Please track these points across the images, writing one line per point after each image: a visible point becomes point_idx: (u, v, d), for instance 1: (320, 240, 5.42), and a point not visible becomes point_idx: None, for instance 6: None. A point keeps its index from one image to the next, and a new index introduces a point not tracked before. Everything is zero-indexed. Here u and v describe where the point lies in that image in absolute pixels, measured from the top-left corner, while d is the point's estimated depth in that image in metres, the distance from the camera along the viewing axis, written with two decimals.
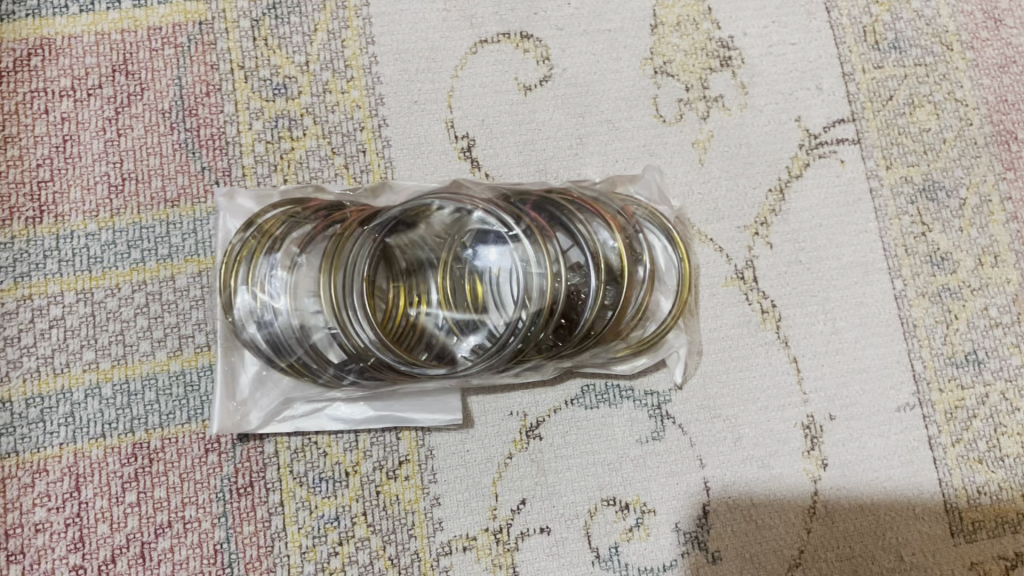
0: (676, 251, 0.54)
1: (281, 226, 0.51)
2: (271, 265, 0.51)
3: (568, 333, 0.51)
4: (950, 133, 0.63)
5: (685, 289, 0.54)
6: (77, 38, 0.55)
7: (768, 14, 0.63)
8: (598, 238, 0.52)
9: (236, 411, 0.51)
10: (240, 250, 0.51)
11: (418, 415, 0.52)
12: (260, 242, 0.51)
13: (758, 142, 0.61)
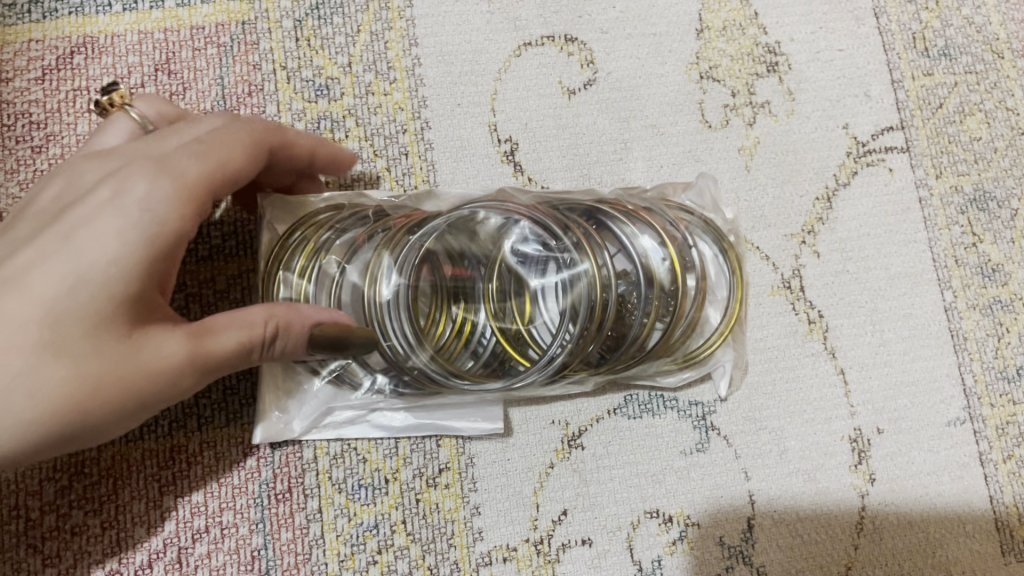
0: (727, 262, 0.54)
1: (326, 231, 0.51)
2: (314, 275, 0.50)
3: (617, 344, 0.50)
4: (1001, 143, 0.61)
5: (736, 303, 0.53)
6: (120, 37, 0.55)
7: (816, 20, 0.62)
8: (647, 249, 0.51)
9: (278, 420, 0.50)
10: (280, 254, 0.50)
11: (459, 423, 0.52)
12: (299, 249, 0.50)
13: (805, 150, 0.60)
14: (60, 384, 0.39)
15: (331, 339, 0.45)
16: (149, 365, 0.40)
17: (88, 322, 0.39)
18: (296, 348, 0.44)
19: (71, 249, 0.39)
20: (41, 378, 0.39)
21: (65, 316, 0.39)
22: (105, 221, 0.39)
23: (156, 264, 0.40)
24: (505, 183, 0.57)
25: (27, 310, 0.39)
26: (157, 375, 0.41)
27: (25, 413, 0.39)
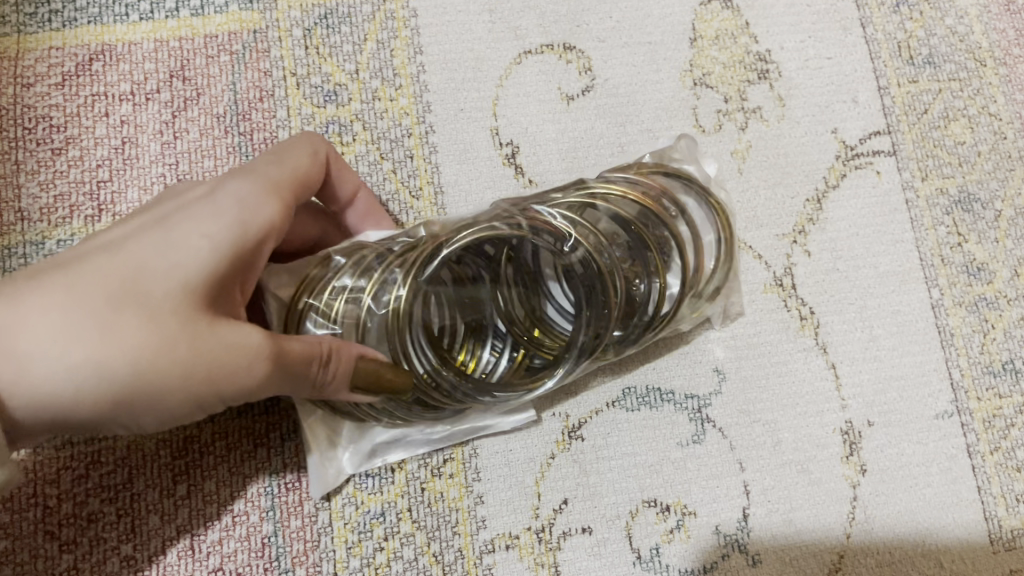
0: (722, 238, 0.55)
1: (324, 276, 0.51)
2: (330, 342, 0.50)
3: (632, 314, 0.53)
4: (984, 147, 0.64)
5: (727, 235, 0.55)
6: (137, 45, 0.57)
7: (804, 29, 0.65)
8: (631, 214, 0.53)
9: (329, 467, 0.52)
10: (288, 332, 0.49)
11: (494, 420, 0.54)
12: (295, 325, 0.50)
13: (795, 153, 0.62)
14: (132, 337, 0.39)
15: (376, 383, 0.46)
16: (224, 346, 0.41)
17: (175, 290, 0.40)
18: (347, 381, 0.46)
19: (169, 226, 0.41)
20: (115, 329, 0.39)
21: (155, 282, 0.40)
22: (203, 209, 0.42)
23: (240, 261, 0.42)
24: (507, 185, 0.59)
25: (118, 265, 0.40)
26: (224, 360, 0.41)
27: (98, 361, 0.39)
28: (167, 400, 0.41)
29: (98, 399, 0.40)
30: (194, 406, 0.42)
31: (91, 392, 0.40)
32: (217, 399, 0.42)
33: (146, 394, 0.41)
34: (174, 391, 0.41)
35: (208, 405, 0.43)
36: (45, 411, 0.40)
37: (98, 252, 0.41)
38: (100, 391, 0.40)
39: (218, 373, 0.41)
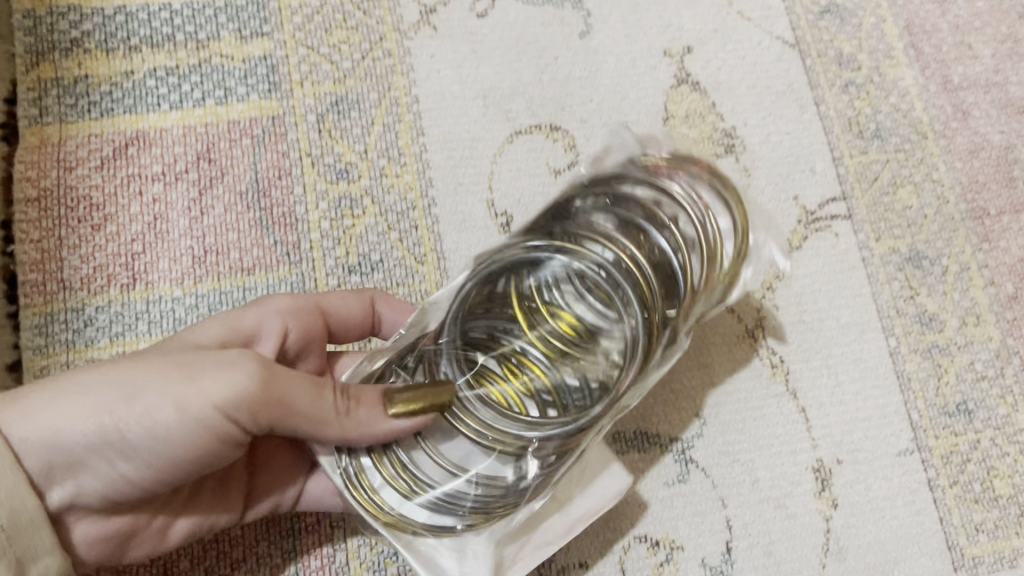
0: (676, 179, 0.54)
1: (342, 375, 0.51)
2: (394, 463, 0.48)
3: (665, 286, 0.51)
4: (929, 210, 0.71)
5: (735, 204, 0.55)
6: (167, 130, 0.64)
7: (765, 108, 0.72)
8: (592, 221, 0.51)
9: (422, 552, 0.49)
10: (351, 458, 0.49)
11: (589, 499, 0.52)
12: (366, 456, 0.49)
13: (761, 218, 0.69)
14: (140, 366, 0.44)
15: (406, 399, 0.45)
16: (225, 361, 0.44)
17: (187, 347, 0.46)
18: (374, 405, 0.45)
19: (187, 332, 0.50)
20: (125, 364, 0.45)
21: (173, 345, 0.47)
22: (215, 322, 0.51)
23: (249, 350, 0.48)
24: None
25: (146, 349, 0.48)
26: (203, 359, 0.44)
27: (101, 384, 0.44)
28: (154, 407, 0.44)
29: (86, 410, 0.44)
30: (181, 419, 0.44)
31: (78, 409, 0.44)
32: (205, 410, 0.44)
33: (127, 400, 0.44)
34: (154, 391, 0.44)
35: (195, 416, 0.44)
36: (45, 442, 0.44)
37: None
38: (89, 402, 0.44)
39: (217, 381, 0.43)
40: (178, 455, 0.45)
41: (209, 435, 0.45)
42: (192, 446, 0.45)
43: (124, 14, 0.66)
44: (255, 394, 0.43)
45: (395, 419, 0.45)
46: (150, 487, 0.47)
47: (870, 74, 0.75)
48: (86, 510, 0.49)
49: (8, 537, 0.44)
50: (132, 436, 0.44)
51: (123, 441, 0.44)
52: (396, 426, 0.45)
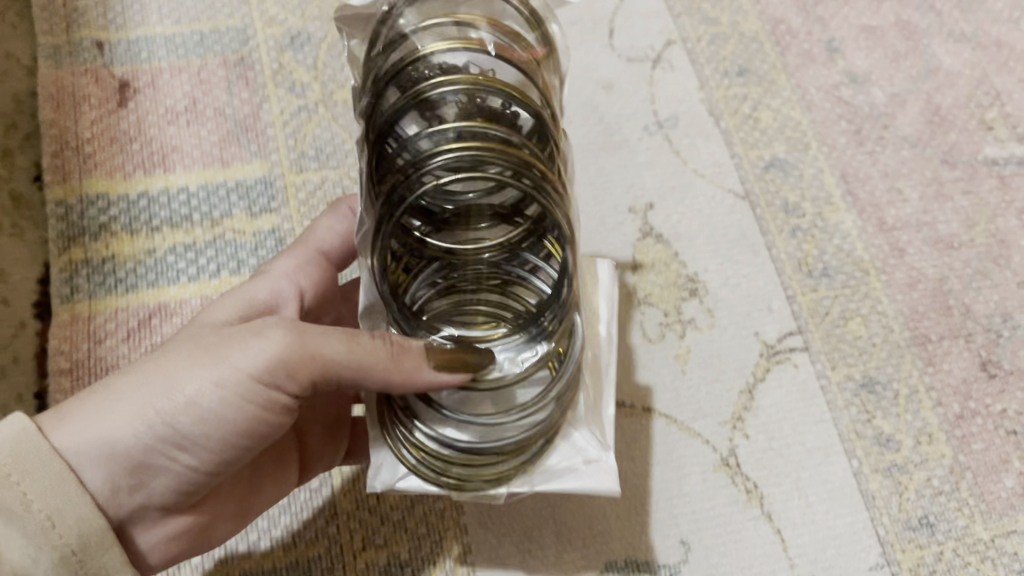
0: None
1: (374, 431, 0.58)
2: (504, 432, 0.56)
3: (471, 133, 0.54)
4: (878, 338, 0.78)
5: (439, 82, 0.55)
6: (186, 301, 0.70)
7: (722, 255, 0.81)
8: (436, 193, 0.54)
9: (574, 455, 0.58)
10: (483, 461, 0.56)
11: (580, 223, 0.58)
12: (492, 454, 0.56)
13: (727, 354, 0.76)
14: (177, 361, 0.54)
15: (448, 358, 0.53)
16: (253, 338, 0.54)
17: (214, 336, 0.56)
18: (417, 358, 0.52)
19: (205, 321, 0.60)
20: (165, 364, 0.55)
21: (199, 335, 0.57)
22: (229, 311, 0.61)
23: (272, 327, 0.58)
24: None
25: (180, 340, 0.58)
26: (230, 345, 0.54)
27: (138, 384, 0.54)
28: (195, 391, 0.53)
29: (133, 412, 0.54)
30: (219, 394, 0.53)
31: (120, 411, 0.54)
32: (243, 380, 0.53)
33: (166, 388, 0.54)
34: (192, 379, 0.54)
35: (233, 389, 0.53)
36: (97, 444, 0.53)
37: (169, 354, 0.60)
38: (136, 400, 0.54)
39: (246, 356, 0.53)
40: (229, 430, 0.55)
41: (246, 405, 0.54)
42: (240, 418, 0.54)
43: (147, 198, 0.74)
44: (281, 356, 0.53)
45: (439, 371, 0.53)
46: (205, 466, 0.56)
47: (814, 219, 0.83)
48: (149, 520, 0.58)
49: (82, 555, 0.53)
50: (183, 420, 0.54)
51: (174, 431, 0.54)
52: (441, 378, 0.53)
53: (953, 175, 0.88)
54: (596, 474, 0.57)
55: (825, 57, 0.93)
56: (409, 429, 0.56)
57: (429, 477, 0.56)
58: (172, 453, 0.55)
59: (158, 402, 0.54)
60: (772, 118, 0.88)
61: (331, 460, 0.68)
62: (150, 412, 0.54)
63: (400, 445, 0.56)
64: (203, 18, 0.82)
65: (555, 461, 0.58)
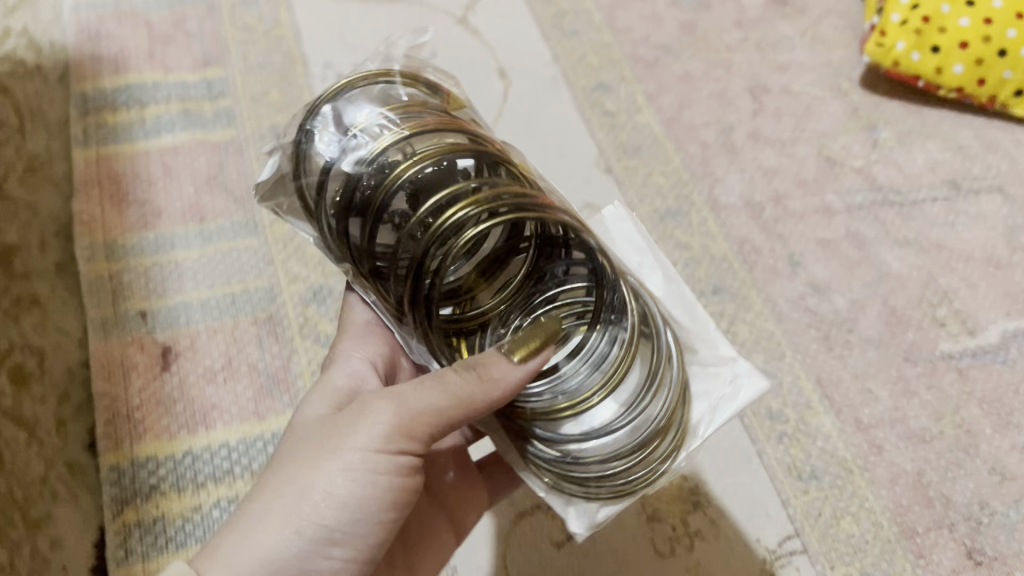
0: (303, 121, 0.68)
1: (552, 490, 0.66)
2: (656, 408, 0.66)
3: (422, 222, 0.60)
4: (870, 535, 0.86)
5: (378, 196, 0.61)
6: None
7: (719, 465, 0.89)
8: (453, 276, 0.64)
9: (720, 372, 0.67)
10: (670, 441, 0.66)
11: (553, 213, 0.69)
12: (667, 437, 0.66)
13: (734, 562, 0.85)
14: (297, 464, 0.60)
15: (518, 349, 0.61)
16: (358, 418, 0.60)
17: (320, 431, 0.62)
18: (499, 364, 0.60)
19: (298, 424, 0.66)
20: (289, 470, 0.60)
21: (304, 438, 0.63)
22: (315, 404, 0.67)
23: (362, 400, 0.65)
24: None
25: (286, 448, 0.64)
26: (346, 434, 0.59)
27: (271, 497, 0.59)
28: (333, 483, 0.58)
29: (279, 523, 0.58)
30: (354, 478, 0.58)
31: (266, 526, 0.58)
32: (367, 456, 0.58)
33: (300, 491, 0.59)
34: (325, 473, 0.59)
35: (365, 469, 0.58)
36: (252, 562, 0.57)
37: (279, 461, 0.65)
38: (279, 512, 0.58)
39: (357, 436, 0.59)
40: (374, 505, 0.59)
41: (379, 482, 0.59)
42: (380, 494, 0.59)
43: (191, 455, 0.81)
44: (395, 423, 0.58)
45: (513, 362, 0.60)
46: (360, 550, 0.60)
47: (797, 424, 0.92)
48: None
49: None
50: (329, 513, 0.58)
51: (323, 527, 0.58)
52: (521, 367, 0.60)
53: (917, 371, 0.97)
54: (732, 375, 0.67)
55: (789, 270, 1.04)
56: (581, 469, 0.66)
57: (625, 491, 0.65)
58: (327, 554, 0.59)
59: (301, 506, 0.58)
60: (748, 331, 0.98)
61: (479, 506, 0.76)
62: (295, 519, 0.58)
63: (584, 485, 0.66)
64: (234, 281, 0.92)
65: (705, 408, 0.67)
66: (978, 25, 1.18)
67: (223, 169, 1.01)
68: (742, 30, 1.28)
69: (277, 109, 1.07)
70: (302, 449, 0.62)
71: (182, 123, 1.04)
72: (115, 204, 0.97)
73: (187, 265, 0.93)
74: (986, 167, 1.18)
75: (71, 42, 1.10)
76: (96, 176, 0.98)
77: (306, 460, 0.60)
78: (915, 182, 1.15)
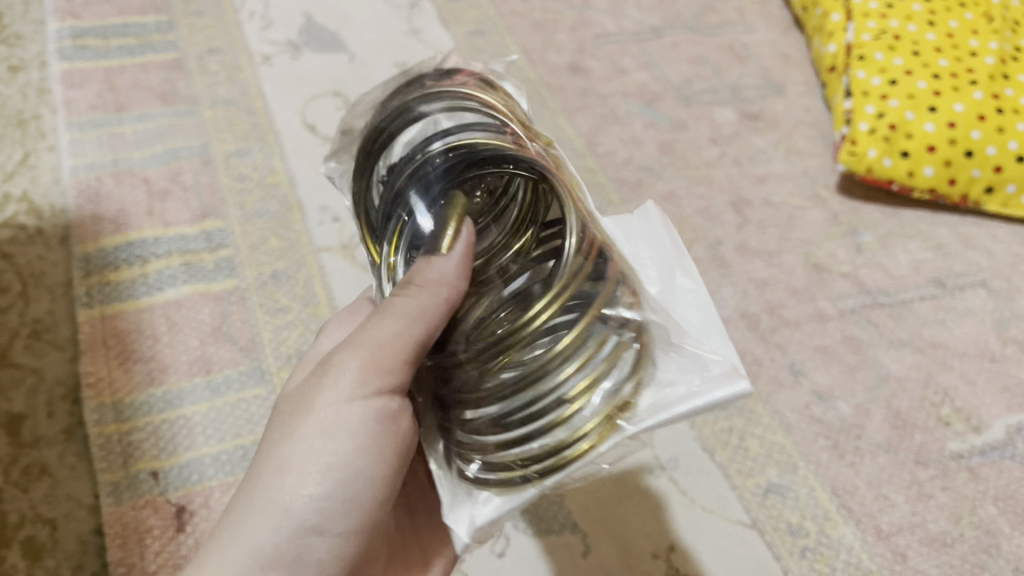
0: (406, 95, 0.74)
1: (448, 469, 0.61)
2: (565, 384, 0.59)
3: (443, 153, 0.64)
4: None
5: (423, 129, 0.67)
6: None
7: None
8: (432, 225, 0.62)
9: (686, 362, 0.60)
10: (569, 437, 0.59)
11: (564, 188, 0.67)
12: (564, 420, 0.59)
13: None
14: (278, 437, 0.63)
15: (448, 239, 0.61)
16: (325, 372, 0.62)
17: (295, 397, 0.65)
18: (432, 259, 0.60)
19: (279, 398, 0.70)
20: (271, 446, 0.63)
21: (283, 408, 0.66)
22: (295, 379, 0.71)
23: None
24: None
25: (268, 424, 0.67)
26: (311, 398, 0.62)
27: (258, 476, 0.63)
28: (310, 451, 0.62)
29: (266, 507, 0.62)
30: (328, 441, 0.61)
31: (257, 508, 0.62)
32: (339, 411, 0.61)
33: (284, 463, 0.62)
34: (300, 443, 0.62)
35: (337, 428, 0.61)
36: (253, 543, 0.61)
37: None
38: (262, 496, 0.62)
39: (325, 392, 0.62)
40: (360, 456, 0.62)
41: (349, 440, 0.61)
42: (358, 450, 0.62)
43: None
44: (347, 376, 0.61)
45: (442, 256, 0.60)
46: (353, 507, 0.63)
47: (818, 537, 0.92)
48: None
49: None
50: (315, 481, 0.62)
51: (311, 498, 0.62)
52: (453, 257, 0.61)
53: (929, 474, 0.98)
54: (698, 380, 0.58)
55: (791, 379, 1.05)
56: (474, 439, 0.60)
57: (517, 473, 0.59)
58: (323, 524, 0.62)
59: (282, 483, 0.62)
60: (759, 444, 0.98)
61: None
62: (280, 498, 0.62)
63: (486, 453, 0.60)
64: (244, 433, 0.92)
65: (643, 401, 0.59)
66: (942, 130, 1.25)
67: (226, 319, 1.02)
68: (719, 146, 1.34)
69: (277, 254, 1.09)
70: (280, 421, 0.65)
71: (183, 275, 1.06)
72: (122, 362, 0.97)
73: (196, 419, 0.93)
74: (967, 264, 1.21)
75: (71, 202, 1.13)
76: (101, 335, 0.99)
77: (285, 427, 0.63)
78: (903, 282, 1.18)
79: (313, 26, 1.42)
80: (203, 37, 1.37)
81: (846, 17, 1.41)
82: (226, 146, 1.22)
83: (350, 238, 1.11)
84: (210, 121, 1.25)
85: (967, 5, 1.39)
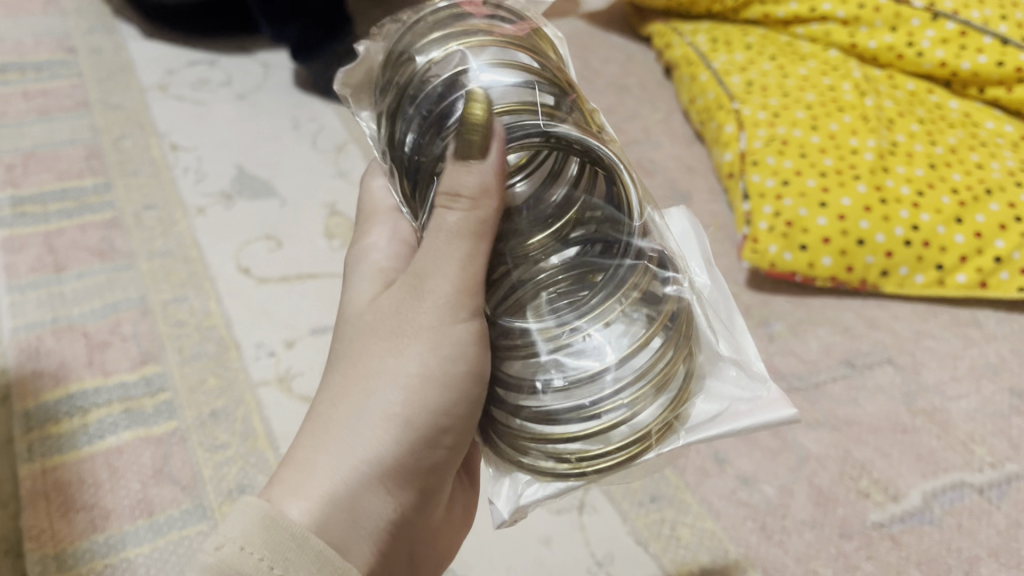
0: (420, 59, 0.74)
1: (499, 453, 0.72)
2: None
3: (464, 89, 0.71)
4: None
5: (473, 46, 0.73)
6: None
7: None
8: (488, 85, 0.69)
9: None
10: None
11: None
12: None
13: None
14: (373, 341, 0.68)
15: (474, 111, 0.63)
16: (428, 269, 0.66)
17: (389, 308, 0.69)
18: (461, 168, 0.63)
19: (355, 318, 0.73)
20: (368, 353, 0.67)
21: (373, 319, 0.70)
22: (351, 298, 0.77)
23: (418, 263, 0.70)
24: None
25: (353, 337, 0.70)
26: (420, 317, 0.66)
27: (345, 371, 0.68)
28: (423, 363, 0.65)
29: (381, 420, 0.64)
30: (441, 358, 0.65)
31: (354, 393, 0.66)
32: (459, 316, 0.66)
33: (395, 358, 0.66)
34: (413, 360, 0.65)
35: (451, 345, 0.65)
36: (347, 418, 0.65)
37: (342, 340, 0.72)
38: (378, 409, 0.65)
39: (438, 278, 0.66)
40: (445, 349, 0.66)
41: (458, 349, 0.66)
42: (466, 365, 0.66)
43: None
44: (457, 291, 0.65)
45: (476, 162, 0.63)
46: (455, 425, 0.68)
47: None
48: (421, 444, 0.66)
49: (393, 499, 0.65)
50: (427, 397, 0.65)
51: (422, 412, 0.65)
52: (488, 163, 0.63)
53: (853, 545, 1.02)
54: (772, 392, 0.70)
55: (716, 467, 1.10)
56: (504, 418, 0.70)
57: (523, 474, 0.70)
58: (402, 405, 0.65)
59: (396, 395, 0.65)
60: (690, 533, 1.03)
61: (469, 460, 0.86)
62: (396, 410, 0.65)
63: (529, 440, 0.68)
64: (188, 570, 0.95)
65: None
66: (833, 223, 1.36)
67: (168, 460, 1.05)
68: None
69: (215, 393, 1.13)
70: (376, 324, 0.69)
71: (124, 422, 1.09)
72: (63, 512, 1.00)
73: (139, 561, 0.95)
74: (873, 342, 1.29)
75: (12, 362, 1.16)
76: (43, 488, 1.02)
77: (390, 330, 0.67)
78: (814, 366, 1.25)
79: (244, 176, 1.50)
80: (139, 195, 1.45)
81: (738, 128, 1.54)
82: (164, 295, 1.27)
83: (286, 371, 1.16)
84: (147, 273, 1.31)
85: (844, 108, 1.53)
